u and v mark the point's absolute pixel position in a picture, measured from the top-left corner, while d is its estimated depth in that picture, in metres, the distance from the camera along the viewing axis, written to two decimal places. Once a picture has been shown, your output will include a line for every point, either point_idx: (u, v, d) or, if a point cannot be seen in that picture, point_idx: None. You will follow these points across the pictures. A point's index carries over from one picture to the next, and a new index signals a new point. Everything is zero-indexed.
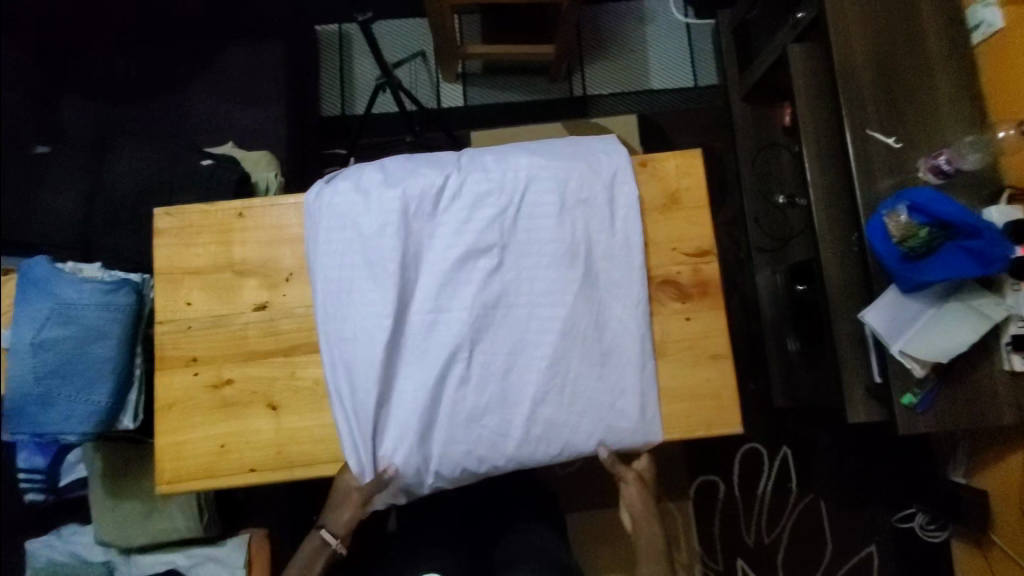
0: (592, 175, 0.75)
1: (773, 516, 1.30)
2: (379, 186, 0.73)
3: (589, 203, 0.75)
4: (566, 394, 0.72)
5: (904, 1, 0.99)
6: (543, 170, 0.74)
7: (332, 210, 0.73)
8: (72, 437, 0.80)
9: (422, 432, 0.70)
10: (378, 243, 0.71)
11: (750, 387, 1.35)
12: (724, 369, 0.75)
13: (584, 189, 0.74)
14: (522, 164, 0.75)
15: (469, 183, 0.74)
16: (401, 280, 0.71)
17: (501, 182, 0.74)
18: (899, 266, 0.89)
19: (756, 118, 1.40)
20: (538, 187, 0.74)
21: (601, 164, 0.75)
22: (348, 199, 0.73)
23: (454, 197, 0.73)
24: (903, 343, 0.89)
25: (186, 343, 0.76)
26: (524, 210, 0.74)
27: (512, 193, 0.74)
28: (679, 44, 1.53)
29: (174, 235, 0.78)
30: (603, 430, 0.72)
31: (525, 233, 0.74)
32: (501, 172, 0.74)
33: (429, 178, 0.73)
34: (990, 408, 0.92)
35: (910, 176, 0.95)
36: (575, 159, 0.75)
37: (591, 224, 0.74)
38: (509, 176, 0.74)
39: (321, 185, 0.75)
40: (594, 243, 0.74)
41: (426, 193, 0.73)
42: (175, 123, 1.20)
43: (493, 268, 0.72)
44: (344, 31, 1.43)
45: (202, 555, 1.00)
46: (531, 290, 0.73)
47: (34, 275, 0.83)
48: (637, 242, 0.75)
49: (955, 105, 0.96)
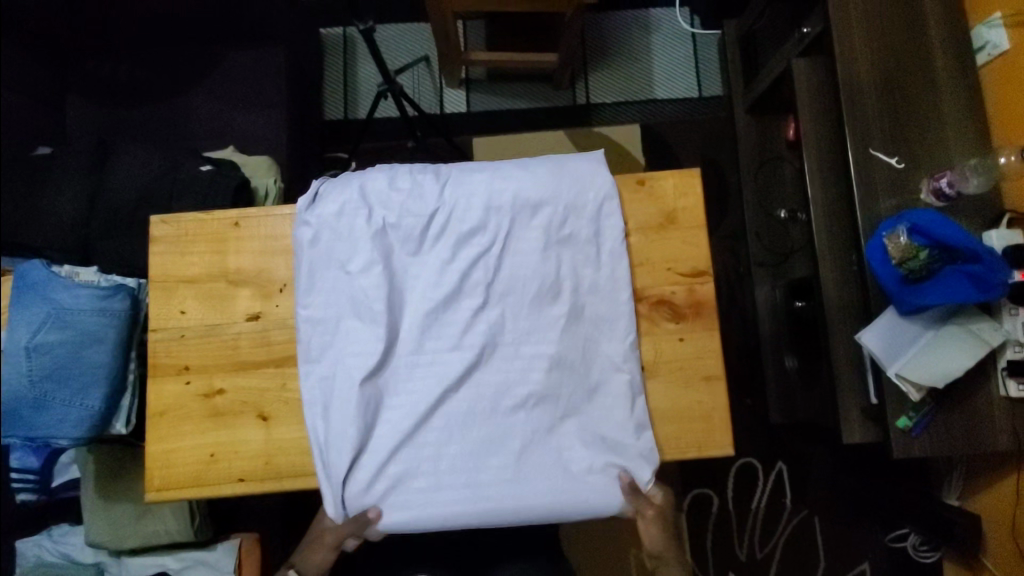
0: (577, 209, 0.75)
1: (767, 531, 1.29)
2: (364, 223, 0.74)
3: (575, 237, 0.75)
4: (549, 431, 0.72)
5: (909, 20, 0.99)
6: (527, 206, 0.75)
7: (322, 244, 0.74)
8: (65, 441, 0.80)
9: (406, 470, 0.71)
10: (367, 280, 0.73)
11: (747, 401, 1.34)
12: (715, 391, 0.75)
13: (569, 223, 0.75)
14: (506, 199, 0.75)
15: (454, 220, 0.75)
16: (388, 318, 0.72)
17: (486, 219, 0.75)
18: (898, 288, 0.88)
19: (759, 131, 1.39)
20: (522, 223, 0.75)
21: (586, 195, 0.75)
22: (337, 234, 0.74)
23: (439, 235, 0.75)
24: (899, 365, 0.88)
25: (179, 352, 0.76)
26: (509, 248, 0.75)
27: (499, 230, 0.75)
28: (684, 54, 1.52)
29: (169, 243, 0.78)
30: (589, 471, 0.71)
31: (511, 269, 0.74)
32: (485, 208, 0.75)
33: (415, 213, 0.75)
34: (985, 434, 0.91)
35: (911, 197, 0.95)
36: (559, 192, 0.75)
37: (576, 259, 0.75)
38: (495, 210, 0.75)
39: (304, 208, 0.75)
40: (579, 278, 0.75)
41: (411, 232, 0.74)
42: (178, 125, 1.20)
43: (478, 306, 0.74)
44: (348, 35, 1.45)
45: (193, 559, 1.00)
46: (515, 328, 0.74)
47: (30, 277, 0.82)
48: (624, 274, 0.75)
49: (958, 127, 0.96)
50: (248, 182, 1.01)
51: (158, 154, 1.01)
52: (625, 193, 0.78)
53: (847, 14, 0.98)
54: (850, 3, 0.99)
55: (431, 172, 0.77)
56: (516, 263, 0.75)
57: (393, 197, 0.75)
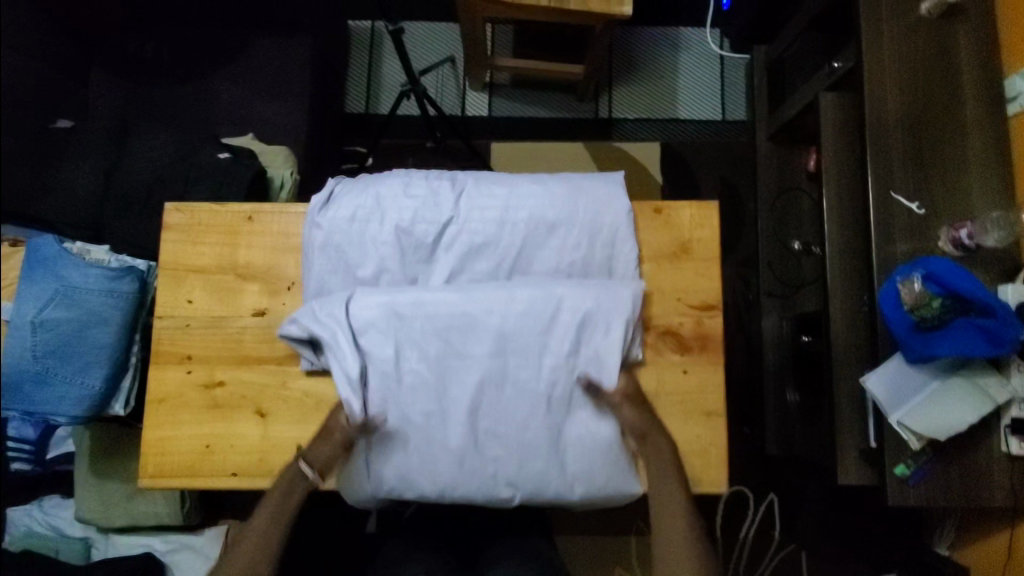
0: (591, 233, 0.75)
1: (753, 561, 1.28)
2: (376, 226, 0.74)
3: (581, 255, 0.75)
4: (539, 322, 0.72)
5: (942, 63, 0.98)
6: (540, 224, 0.75)
7: (331, 240, 0.74)
8: (61, 419, 0.81)
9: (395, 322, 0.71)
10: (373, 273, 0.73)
11: (744, 430, 1.33)
12: (715, 426, 0.74)
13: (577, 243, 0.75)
14: (521, 215, 0.75)
15: (466, 232, 0.74)
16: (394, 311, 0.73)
17: (498, 232, 0.74)
18: (908, 335, 0.87)
19: (781, 159, 1.38)
20: (534, 242, 0.75)
21: (597, 219, 0.75)
22: (348, 237, 0.74)
23: (450, 245, 0.75)
24: (902, 414, 0.88)
25: (182, 341, 0.76)
26: (519, 264, 0.75)
27: (511, 242, 0.74)
28: (711, 75, 1.51)
29: (182, 231, 0.78)
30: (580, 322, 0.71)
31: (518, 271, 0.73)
32: (498, 222, 0.75)
33: (429, 217, 0.74)
34: (984, 490, 0.90)
35: (930, 244, 0.94)
36: (574, 213, 0.75)
37: (580, 274, 0.75)
38: (509, 226, 0.75)
39: (318, 210, 0.75)
40: None
41: (422, 241, 0.74)
42: (201, 111, 1.21)
43: None
44: (376, 29, 1.44)
45: (181, 542, 1.00)
46: None
47: (42, 253, 0.83)
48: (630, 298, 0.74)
49: (983, 177, 0.95)
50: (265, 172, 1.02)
51: (179, 135, 1.02)
52: (642, 219, 0.78)
53: (881, 53, 0.98)
54: (883, 42, 0.98)
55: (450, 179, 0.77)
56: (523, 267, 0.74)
57: (409, 194, 0.76)
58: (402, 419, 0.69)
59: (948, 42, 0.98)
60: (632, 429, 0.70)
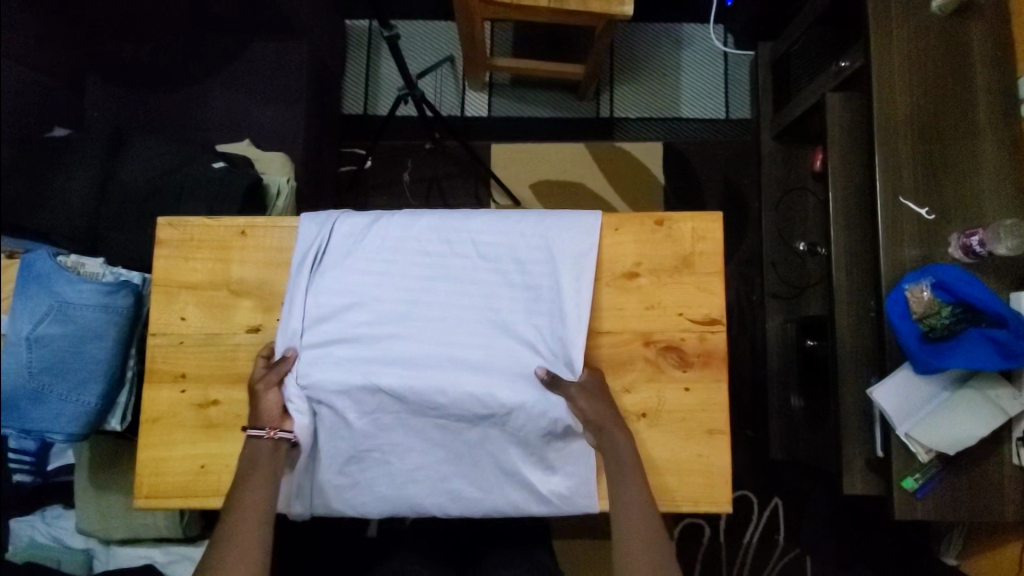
0: (574, 267, 0.73)
1: (758, 566, 1.28)
2: (367, 251, 0.74)
3: (566, 300, 0.72)
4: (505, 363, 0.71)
5: (953, 63, 0.95)
6: (524, 256, 0.74)
7: (311, 253, 0.74)
8: (58, 437, 0.80)
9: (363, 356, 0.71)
10: (341, 304, 0.73)
11: (748, 434, 1.33)
12: (719, 446, 0.73)
13: (559, 294, 0.73)
14: (507, 252, 0.74)
15: (453, 264, 0.74)
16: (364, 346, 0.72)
17: (488, 259, 0.74)
18: (918, 347, 0.86)
19: (786, 159, 1.36)
20: (515, 275, 0.74)
21: (581, 275, 0.73)
22: (341, 257, 0.74)
23: (432, 276, 0.74)
24: (909, 426, 0.87)
25: (176, 359, 0.75)
26: (494, 305, 0.73)
27: (487, 282, 0.74)
28: (715, 73, 1.48)
29: (175, 246, 0.76)
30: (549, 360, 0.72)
31: (490, 312, 0.73)
32: (488, 254, 0.74)
33: (424, 248, 0.75)
34: (993, 502, 0.88)
35: (939, 251, 0.91)
36: (556, 253, 0.73)
37: (555, 304, 0.73)
38: (492, 259, 0.74)
39: (321, 222, 0.75)
40: (554, 332, 0.72)
41: (411, 267, 0.75)
42: (196, 115, 1.21)
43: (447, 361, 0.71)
44: (374, 31, 1.45)
45: (181, 553, 1.01)
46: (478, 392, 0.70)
47: (36, 267, 0.81)
48: (588, 263, 0.73)
49: (994, 182, 0.92)
50: (261, 181, 1.01)
51: (173, 143, 1.00)
52: (642, 232, 0.75)
53: (889, 55, 0.95)
54: (892, 42, 0.95)
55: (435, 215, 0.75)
56: (496, 306, 0.73)
57: (398, 225, 0.75)
58: (354, 454, 0.72)
59: (960, 42, 0.95)
60: (590, 417, 0.68)
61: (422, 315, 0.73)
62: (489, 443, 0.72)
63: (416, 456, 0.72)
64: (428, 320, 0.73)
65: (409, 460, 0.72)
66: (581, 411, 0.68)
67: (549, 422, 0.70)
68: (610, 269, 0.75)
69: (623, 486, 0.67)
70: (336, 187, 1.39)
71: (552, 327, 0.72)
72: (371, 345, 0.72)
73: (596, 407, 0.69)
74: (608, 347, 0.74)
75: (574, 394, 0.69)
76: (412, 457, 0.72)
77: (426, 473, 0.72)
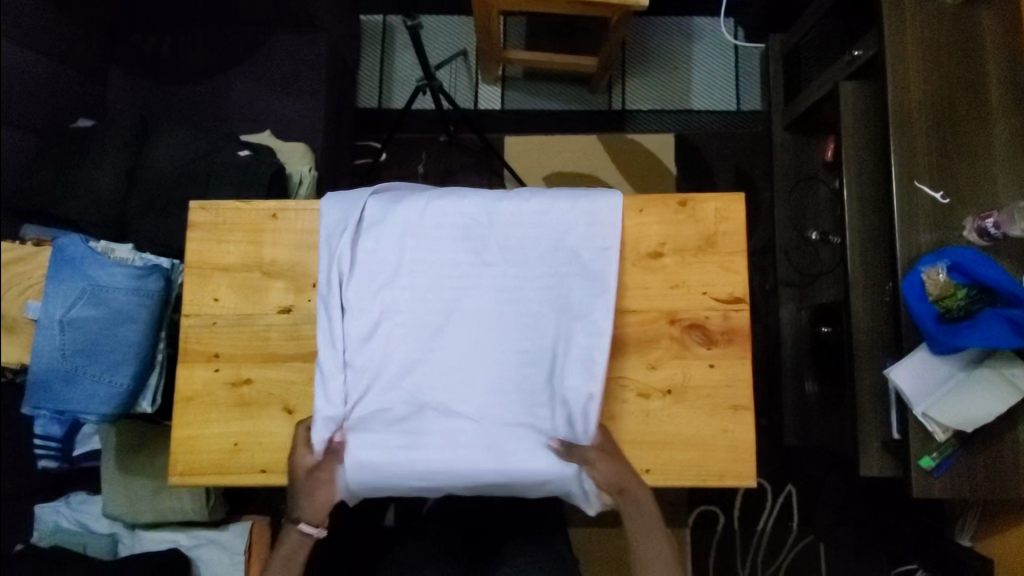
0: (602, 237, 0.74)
1: (772, 552, 1.29)
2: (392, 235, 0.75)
3: (595, 297, 0.72)
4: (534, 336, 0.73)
5: (967, 50, 0.96)
6: (549, 233, 0.74)
7: (335, 259, 0.73)
8: (91, 417, 0.81)
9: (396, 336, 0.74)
10: (370, 312, 0.73)
11: (762, 421, 1.34)
12: (743, 420, 0.74)
13: (589, 291, 0.72)
14: (533, 229, 0.75)
15: (478, 244, 0.75)
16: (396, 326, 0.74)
17: (514, 238, 0.75)
18: (934, 327, 0.87)
19: (798, 149, 1.37)
20: (541, 252, 0.74)
21: (608, 270, 0.73)
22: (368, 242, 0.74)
23: (459, 256, 0.75)
24: (927, 406, 0.88)
25: (211, 339, 0.77)
26: (520, 281, 0.74)
27: (514, 260, 0.74)
28: (726, 66, 1.49)
29: (207, 229, 0.78)
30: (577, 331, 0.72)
31: (518, 314, 0.74)
32: (513, 232, 0.75)
33: (450, 230, 0.75)
34: (1010, 480, 0.90)
35: (954, 233, 0.93)
36: (581, 227, 0.74)
37: (582, 276, 0.73)
38: (518, 237, 0.75)
39: (345, 211, 0.75)
40: (581, 304, 0.73)
41: (438, 249, 0.75)
42: (214, 106, 1.21)
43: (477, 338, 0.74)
44: (388, 26, 1.47)
45: (207, 537, 1.02)
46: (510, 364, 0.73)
47: (69, 252, 0.82)
48: (615, 234, 0.74)
49: (1010, 166, 0.93)
50: (284, 169, 1.02)
51: (198, 132, 1.02)
52: (666, 212, 0.77)
53: (903, 43, 0.96)
54: (907, 29, 0.96)
55: (457, 197, 0.75)
56: (524, 283, 0.74)
57: (422, 207, 0.75)
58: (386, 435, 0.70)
59: (973, 28, 0.97)
60: (608, 484, 0.70)
61: (449, 302, 0.74)
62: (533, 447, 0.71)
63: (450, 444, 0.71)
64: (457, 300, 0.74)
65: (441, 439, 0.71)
66: (601, 476, 0.70)
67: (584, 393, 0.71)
68: (634, 250, 0.76)
69: (647, 538, 0.71)
70: (352, 179, 1.40)
71: (581, 299, 0.73)
72: (403, 353, 0.74)
73: (618, 472, 0.70)
74: (634, 327, 0.75)
75: (592, 458, 0.70)
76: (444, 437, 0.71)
77: (461, 467, 0.71)
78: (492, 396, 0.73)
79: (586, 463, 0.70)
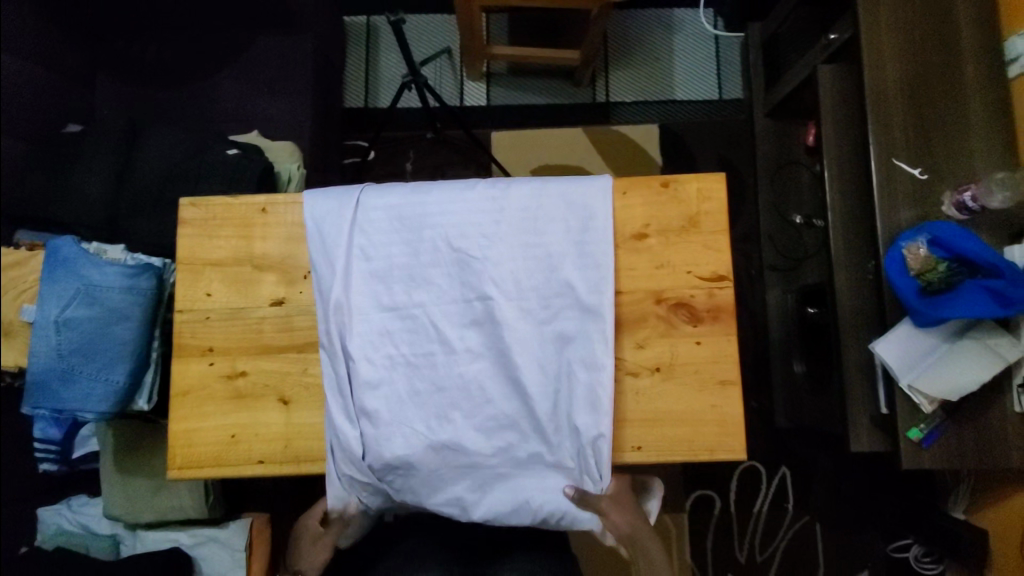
0: (593, 255, 0.74)
1: (768, 534, 1.30)
2: (388, 262, 0.75)
3: (592, 327, 0.72)
4: (532, 358, 0.73)
5: (939, 30, 0.98)
6: (543, 253, 0.74)
7: (332, 309, 0.73)
8: (89, 415, 0.82)
9: (397, 364, 0.74)
10: (372, 353, 0.73)
11: (753, 404, 1.36)
12: (730, 396, 0.75)
13: (585, 321, 0.73)
14: (526, 250, 0.74)
15: (473, 268, 0.74)
16: (397, 354, 0.74)
17: (508, 260, 0.74)
18: (917, 300, 0.89)
19: (779, 135, 1.39)
20: (536, 273, 0.74)
21: (602, 300, 0.73)
22: (364, 269, 0.75)
23: (455, 282, 0.75)
24: (912, 378, 0.90)
25: (204, 334, 0.77)
26: (518, 304, 0.73)
27: (509, 282, 0.74)
28: (706, 56, 1.51)
29: (197, 225, 0.79)
30: (573, 352, 0.73)
31: (518, 350, 0.73)
32: (507, 255, 0.74)
33: (443, 256, 0.75)
34: (998, 449, 0.91)
35: (933, 209, 0.95)
36: (573, 246, 0.74)
37: (577, 295, 0.73)
38: (512, 259, 0.74)
39: (337, 235, 0.75)
40: (577, 325, 0.73)
41: (433, 276, 0.75)
42: (202, 110, 1.22)
43: (478, 363, 0.74)
44: (372, 27, 1.48)
45: (206, 535, 1.02)
46: (511, 388, 0.73)
47: (62, 253, 0.83)
48: (608, 247, 0.74)
49: (985, 141, 0.95)
50: (272, 168, 1.03)
51: (187, 135, 1.03)
52: (648, 194, 0.78)
53: (877, 24, 0.98)
54: (880, 11, 0.98)
55: (448, 220, 0.75)
56: (522, 305, 0.73)
57: (415, 232, 0.75)
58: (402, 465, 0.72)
59: (944, 9, 0.99)
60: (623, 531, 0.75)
61: (449, 328, 0.74)
62: (548, 474, 0.74)
63: (460, 469, 0.73)
64: (456, 327, 0.74)
65: (452, 465, 0.73)
66: (614, 524, 0.74)
67: (585, 417, 0.71)
68: (619, 232, 0.78)
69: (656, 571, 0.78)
70: (340, 178, 1.41)
71: (577, 318, 0.73)
72: (411, 397, 0.73)
73: (628, 518, 0.75)
74: (623, 306, 0.77)
75: (605, 507, 0.73)
76: (454, 463, 0.73)
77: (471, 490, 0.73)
78: (497, 422, 0.73)
79: (600, 512, 0.73)
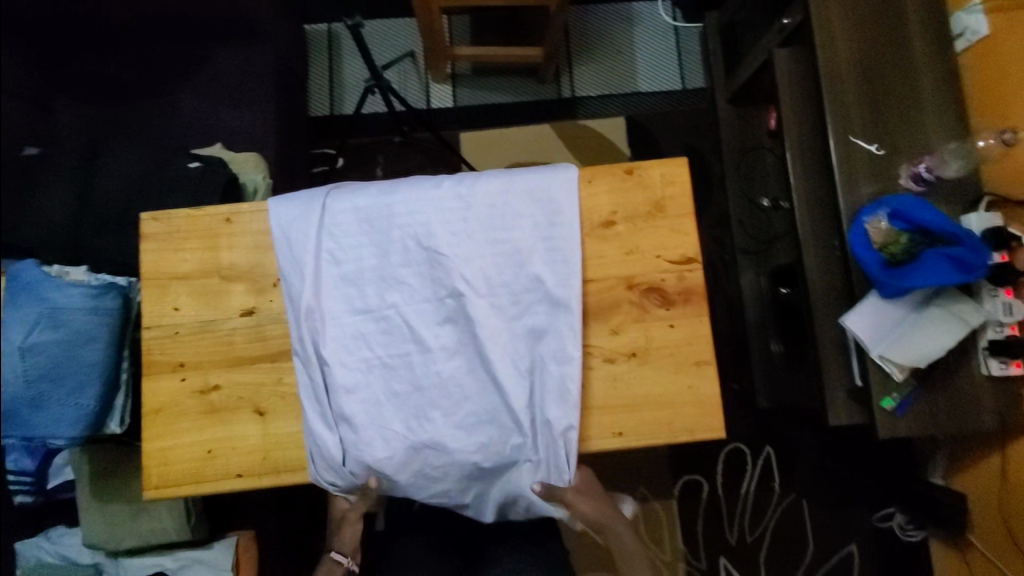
0: (560, 248, 0.74)
1: (757, 514, 1.32)
2: (357, 264, 0.75)
3: (561, 321, 0.73)
4: (505, 353, 0.73)
5: (888, 8, 1.01)
6: (511, 248, 0.74)
7: (303, 314, 0.73)
8: (61, 441, 0.80)
9: (371, 366, 0.73)
10: (346, 356, 0.73)
11: (734, 386, 1.37)
12: (706, 376, 0.76)
13: (554, 315, 0.74)
14: (494, 246, 0.74)
15: (442, 266, 0.74)
16: (371, 355, 0.74)
17: (477, 256, 0.74)
18: (882, 272, 0.91)
19: (742, 121, 1.42)
20: (505, 268, 0.74)
21: (570, 293, 0.73)
22: (334, 272, 0.74)
23: (425, 281, 0.75)
24: (882, 348, 0.91)
25: (174, 349, 0.76)
26: (489, 300, 0.73)
27: (479, 278, 0.74)
28: (667, 47, 1.53)
29: (160, 240, 0.78)
30: (544, 344, 0.73)
31: (492, 345, 0.72)
32: (475, 251, 0.74)
33: (412, 255, 0.75)
34: (969, 412, 0.94)
35: (893, 182, 0.97)
36: (540, 240, 0.75)
37: (545, 289, 0.73)
38: (480, 255, 0.74)
39: (304, 238, 0.74)
40: (546, 317, 0.74)
41: (403, 275, 0.75)
42: (163, 125, 1.20)
43: (452, 360, 0.74)
44: (333, 34, 1.47)
45: (190, 557, 1.00)
46: (486, 384, 0.73)
47: (23, 276, 0.80)
48: (576, 239, 0.75)
49: (937, 113, 0.98)
50: (236, 179, 1.02)
51: (148, 152, 1.01)
52: (614, 182, 0.79)
53: (828, 6, 1.00)
54: None
55: (415, 219, 0.75)
56: (492, 301, 0.74)
57: (383, 232, 0.75)
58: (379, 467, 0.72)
59: None
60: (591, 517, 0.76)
61: (421, 328, 0.74)
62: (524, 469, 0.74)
63: (439, 468, 0.73)
64: (429, 326, 0.74)
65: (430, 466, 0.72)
66: (581, 512, 0.75)
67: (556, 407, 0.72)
68: (587, 221, 0.78)
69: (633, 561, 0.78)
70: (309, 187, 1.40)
71: (545, 311, 0.74)
72: (388, 399, 0.73)
73: (595, 506, 0.76)
74: (595, 294, 0.77)
75: (570, 499, 0.74)
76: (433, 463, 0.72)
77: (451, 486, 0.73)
78: (473, 419, 0.73)
79: (568, 504, 0.74)
